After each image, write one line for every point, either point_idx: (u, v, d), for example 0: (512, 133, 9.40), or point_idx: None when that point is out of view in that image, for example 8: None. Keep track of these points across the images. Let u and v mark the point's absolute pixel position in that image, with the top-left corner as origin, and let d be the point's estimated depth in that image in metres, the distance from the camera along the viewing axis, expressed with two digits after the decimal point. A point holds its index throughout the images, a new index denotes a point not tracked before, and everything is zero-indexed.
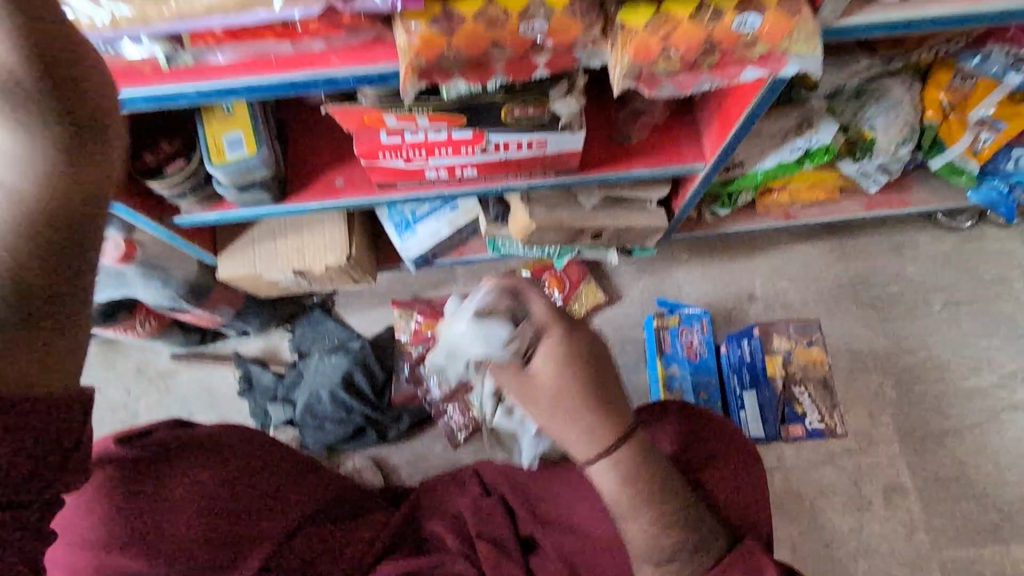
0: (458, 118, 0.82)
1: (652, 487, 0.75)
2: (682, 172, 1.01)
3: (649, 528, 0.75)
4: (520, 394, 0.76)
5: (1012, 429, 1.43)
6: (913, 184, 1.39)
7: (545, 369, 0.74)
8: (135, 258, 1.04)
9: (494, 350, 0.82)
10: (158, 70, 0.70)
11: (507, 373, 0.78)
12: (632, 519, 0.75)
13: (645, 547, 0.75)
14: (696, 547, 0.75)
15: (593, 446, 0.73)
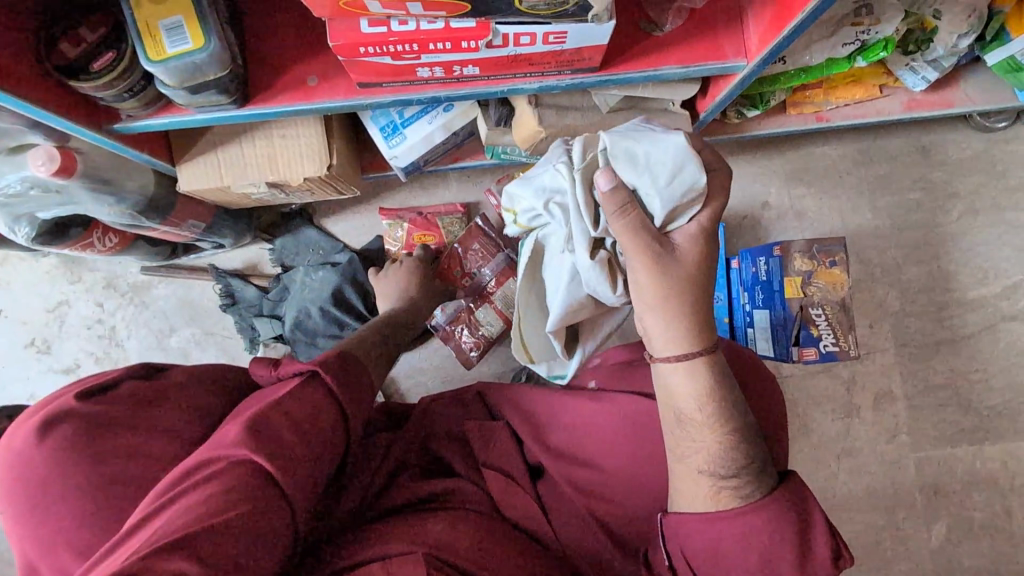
0: (459, 6, 0.66)
1: (729, 397, 0.71)
2: (720, 73, 0.86)
3: (721, 437, 0.70)
4: (647, 268, 0.71)
5: (1006, 338, 1.44)
6: (959, 80, 1.24)
7: (691, 251, 0.71)
8: (76, 172, 0.88)
9: (671, 171, 0.69)
10: None
11: (673, 197, 0.70)
12: (705, 429, 0.70)
13: (712, 457, 0.69)
14: (760, 467, 0.69)
15: (691, 342, 0.71)
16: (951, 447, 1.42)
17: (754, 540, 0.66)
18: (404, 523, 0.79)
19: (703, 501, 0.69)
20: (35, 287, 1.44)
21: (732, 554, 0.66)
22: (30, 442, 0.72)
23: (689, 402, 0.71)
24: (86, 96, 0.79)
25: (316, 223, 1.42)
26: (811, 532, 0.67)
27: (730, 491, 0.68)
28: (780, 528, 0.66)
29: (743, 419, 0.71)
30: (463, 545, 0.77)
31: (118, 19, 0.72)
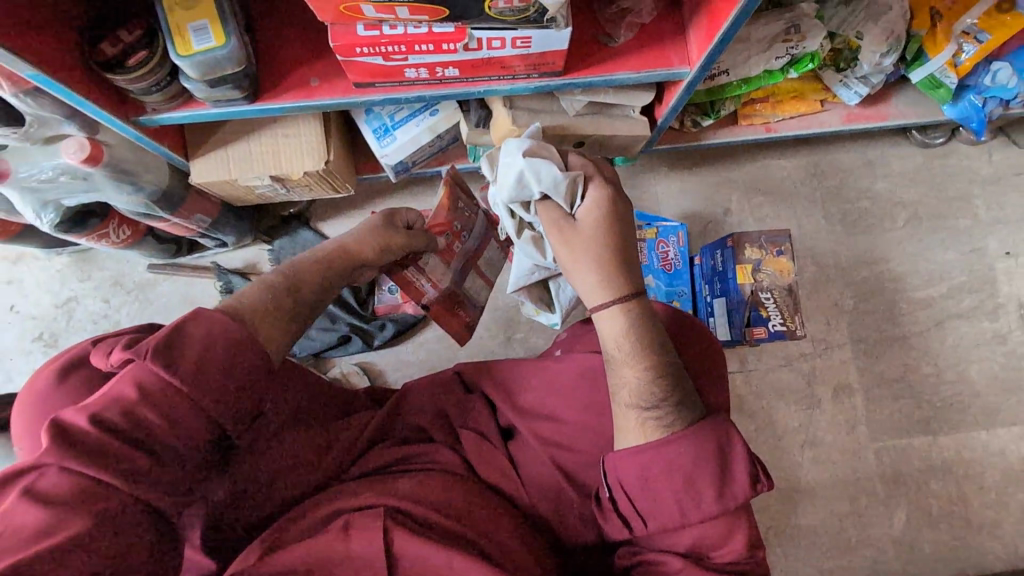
0: (440, 11, 0.79)
1: (647, 338, 0.82)
2: (667, 78, 0.99)
3: (643, 373, 0.80)
4: (554, 243, 0.87)
5: (953, 334, 1.55)
6: (892, 97, 1.39)
7: (587, 222, 0.86)
8: (102, 161, 0.99)
9: (540, 172, 0.88)
10: None
11: (552, 187, 0.87)
12: (629, 366, 0.81)
13: (637, 391, 0.79)
14: (680, 401, 0.79)
15: (605, 289, 0.83)
16: (907, 437, 1.50)
17: (676, 467, 0.75)
18: (376, 481, 0.89)
19: (632, 436, 0.79)
20: (46, 285, 1.53)
21: (659, 481, 0.75)
22: (49, 382, 0.77)
23: (615, 344, 0.81)
24: (118, 90, 0.90)
25: (313, 225, 1.54)
26: (728, 468, 0.76)
27: (654, 422, 0.78)
28: (700, 457, 0.75)
29: (665, 360, 0.81)
30: (430, 497, 0.86)
31: (152, 24, 0.85)
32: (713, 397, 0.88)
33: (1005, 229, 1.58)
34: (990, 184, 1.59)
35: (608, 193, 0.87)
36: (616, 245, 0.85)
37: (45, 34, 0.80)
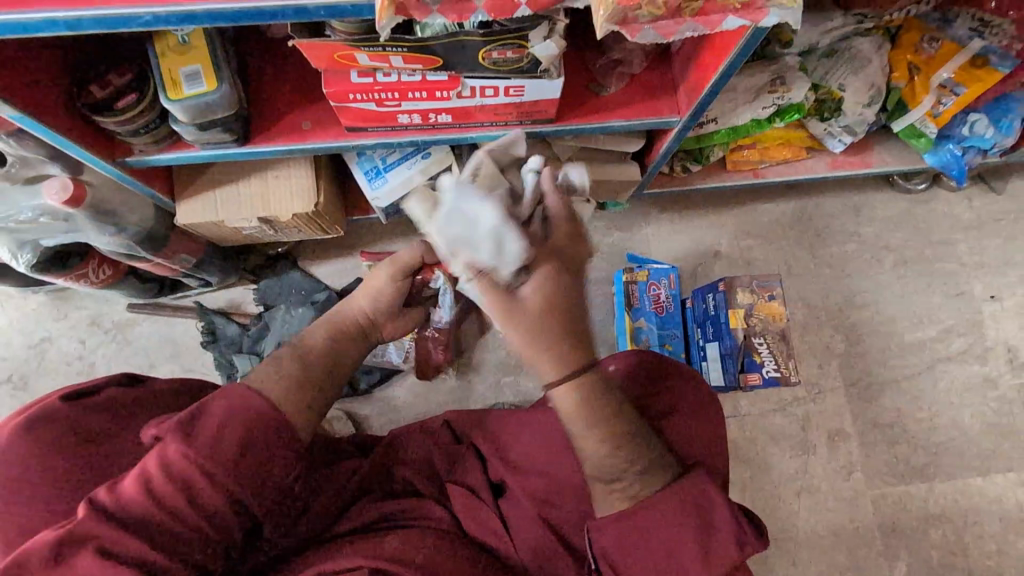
0: (435, 61, 0.79)
1: (606, 412, 0.76)
2: (658, 126, 1.01)
3: (608, 445, 0.75)
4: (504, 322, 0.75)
5: (944, 379, 1.54)
6: (875, 146, 1.43)
7: (536, 296, 0.74)
8: (84, 202, 0.97)
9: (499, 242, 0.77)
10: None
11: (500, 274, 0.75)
12: (596, 434, 0.77)
13: (599, 464, 0.76)
14: (646, 467, 0.76)
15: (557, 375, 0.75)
16: (904, 485, 1.48)
17: (657, 530, 0.73)
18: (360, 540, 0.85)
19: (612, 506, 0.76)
20: (20, 324, 1.48)
21: (639, 547, 0.73)
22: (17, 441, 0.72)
23: (575, 416, 0.76)
24: (105, 131, 0.89)
25: (301, 265, 1.51)
26: (713, 527, 0.73)
27: (622, 491, 0.75)
28: (679, 520, 0.73)
29: (631, 424, 0.77)
30: (418, 555, 0.82)
31: (144, 68, 0.85)
32: (712, 453, 0.85)
33: (989, 273, 1.60)
34: (973, 230, 1.63)
35: (574, 253, 0.79)
36: (574, 311, 0.76)
37: (37, 78, 0.79)
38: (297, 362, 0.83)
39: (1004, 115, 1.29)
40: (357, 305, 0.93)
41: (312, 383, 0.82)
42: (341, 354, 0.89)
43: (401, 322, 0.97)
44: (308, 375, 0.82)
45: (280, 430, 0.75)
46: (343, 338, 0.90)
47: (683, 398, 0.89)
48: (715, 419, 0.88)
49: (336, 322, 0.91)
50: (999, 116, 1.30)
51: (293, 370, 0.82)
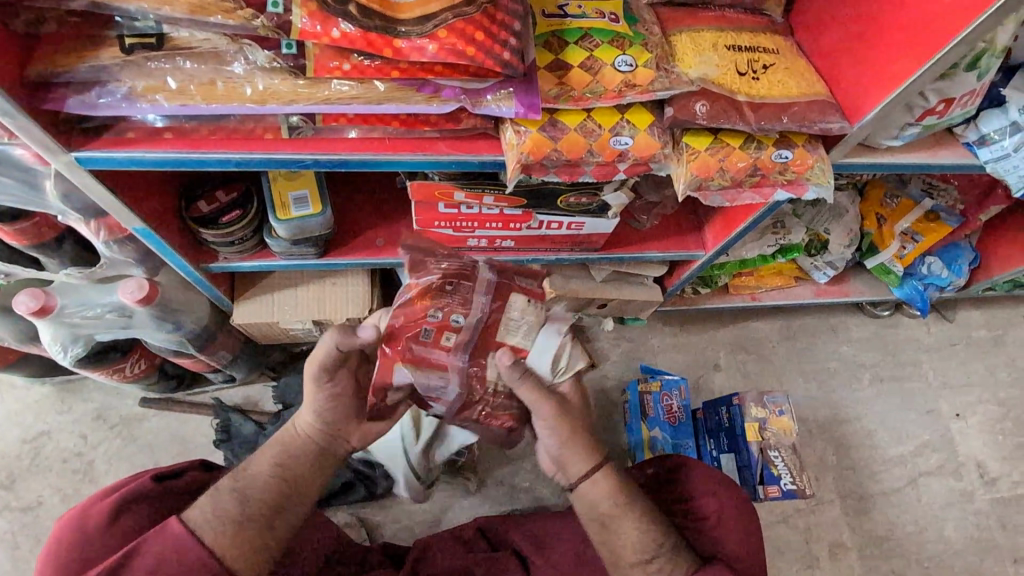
0: (518, 200, 0.91)
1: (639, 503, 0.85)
2: (686, 257, 1.15)
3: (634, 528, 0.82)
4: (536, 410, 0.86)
5: (927, 492, 1.65)
6: (851, 277, 1.64)
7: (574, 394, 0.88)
8: (154, 301, 1.00)
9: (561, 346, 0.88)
10: (224, 137, 0.68)
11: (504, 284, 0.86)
12: (624, 521, 0.83)
13: (636, 543, 0.82)
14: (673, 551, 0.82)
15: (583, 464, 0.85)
16: None
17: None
18: None
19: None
20: (18, 417, 1.41)
21: None
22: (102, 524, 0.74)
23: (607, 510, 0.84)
24: (199, 240, 0.96)
25: None
26: None
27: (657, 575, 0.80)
28: None
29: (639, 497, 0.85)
30: None
31: (248, 188, 0.93)
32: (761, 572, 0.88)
33: (952, 392, 1.78)
34: (933, 353, 1.83)
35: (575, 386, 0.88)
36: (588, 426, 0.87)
37: (155, 196, 0.87)
38: (236, 497, 0.74)
39: (954, 259, 1.53)
40: (302, 422, 0.81)
41: (257, 516, 0.74)
42: (290, 483, 0.78)
43: (371, 425, 0.84)
44: (248, 514, 0.73)
45: (243, 559, 0.71)
46: (287, 464, 0.79)
47: (707, 499, 0.92)
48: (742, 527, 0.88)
49: (285, 444, 0.80)
50: (952, 260, 1.54)
51: (232, 506, 0.73)
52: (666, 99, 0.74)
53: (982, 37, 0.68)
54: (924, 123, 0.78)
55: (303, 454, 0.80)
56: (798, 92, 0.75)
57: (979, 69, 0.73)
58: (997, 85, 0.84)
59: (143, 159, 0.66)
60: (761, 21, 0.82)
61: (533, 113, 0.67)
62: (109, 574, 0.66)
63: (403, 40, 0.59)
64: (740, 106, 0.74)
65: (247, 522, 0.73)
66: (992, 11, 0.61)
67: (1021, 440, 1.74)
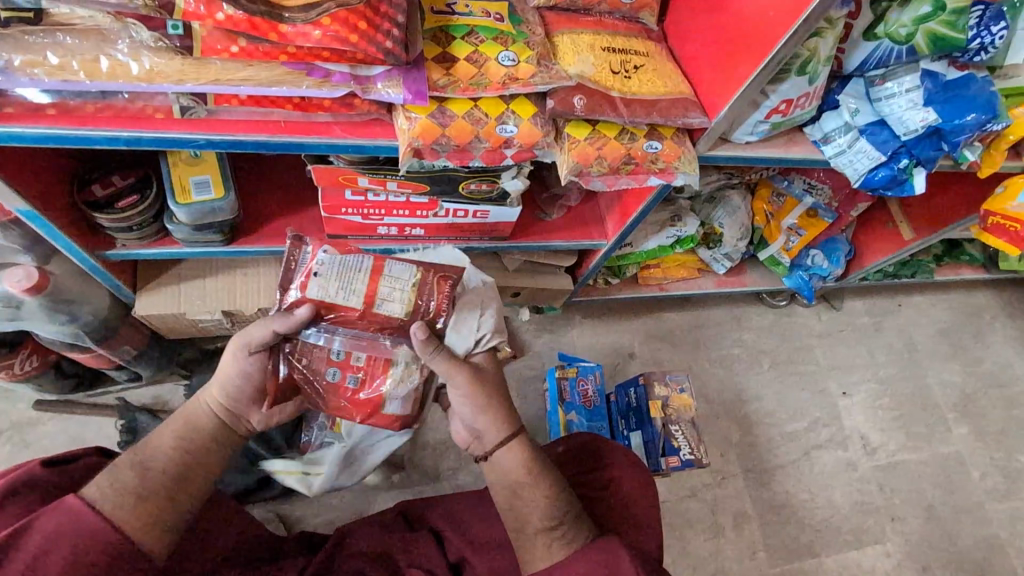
0: (422, 186, 0.96)
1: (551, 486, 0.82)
2: (590, 246, 1.22)
3: (508, 447, 0.84)
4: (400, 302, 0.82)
5: (818, 463, 1.82)
6: (748, 269, 1.79)
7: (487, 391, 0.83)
8: (45, 290, 0.97)
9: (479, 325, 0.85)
10: (110, 115, 0.69)
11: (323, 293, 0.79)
12: (536, 489, 0.81)
13: (543, 512, 0.80)
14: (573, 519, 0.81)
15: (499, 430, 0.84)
16: (798, 561, 1.69)
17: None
18: None
19: (539, 561, 0.78)
20: None
21: None
22: None
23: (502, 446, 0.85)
24: (95, 226, 0.94)
25: None
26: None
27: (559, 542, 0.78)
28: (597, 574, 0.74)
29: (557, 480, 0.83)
30: None
31: (147, 173, 0.93)
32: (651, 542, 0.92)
33: (840, 373, 1.98)
34: (823, 338, 2.02)
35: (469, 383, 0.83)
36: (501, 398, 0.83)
37: (46, 179, 0.86)
38: (137, 469, 0.72)
39: (833, 251, 1.71)
40: (210, 399, 0.80)
41: (157, 488, 0.72)
42: (192, 457, 0.77)
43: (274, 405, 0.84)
44: (148, 485, 0.72)
45: (146, 527, 0.70)
46: (192, 436, 0.78)
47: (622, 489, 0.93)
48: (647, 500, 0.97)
49: (189, 420, 0.79)
50: (831, 252, 1.72)
51: (130, 479, 0.71)
52: (548, 92, 0.81)
53: (807, 44, 0.79)
54: (772, 121, 0.89)
55: (205, 428, 0.79)
56: (664, 91, 0.85)
57: (810, 74, 0.85)
58: (833, 92, 0.97)
59: (24, 133, 0.67)
60: (637, 28, 0.91)
61: (422, 101, 0.73)
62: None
63: (287, 26, 0.63)
64: (614, 101, 0.82)
65: (146, 493, 0.71)
66: (805, 22, 0.71)
67: (896, 413, 1.95)
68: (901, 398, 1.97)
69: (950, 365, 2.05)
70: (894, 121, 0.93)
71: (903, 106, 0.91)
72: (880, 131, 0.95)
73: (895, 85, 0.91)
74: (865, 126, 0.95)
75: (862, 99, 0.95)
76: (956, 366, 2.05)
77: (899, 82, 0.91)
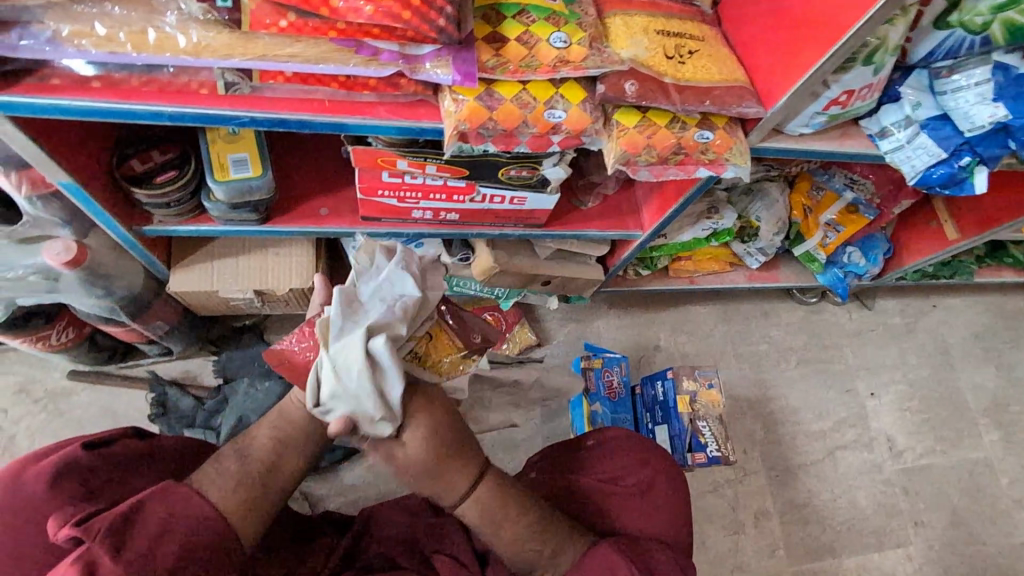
0: (461, 171, 0.94)
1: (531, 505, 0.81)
2: (625, 237, 1.19)
3: (478, 490, 0.78)
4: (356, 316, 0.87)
5: (842, 464, 1.79)
6: (781, 264, 1.74)
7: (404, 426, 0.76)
8: (83, 264, 0.97)
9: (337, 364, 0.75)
10: (155, 90, 0.68)
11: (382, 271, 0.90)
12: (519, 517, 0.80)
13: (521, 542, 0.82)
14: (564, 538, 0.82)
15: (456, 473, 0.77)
16: (818, 561, 1.67)
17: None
18: None
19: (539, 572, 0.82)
20: None
21: None
22: (33, 486, 0.71)
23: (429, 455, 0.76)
24: (133, 201, 0.94)
25: (266, 339, 1.45)
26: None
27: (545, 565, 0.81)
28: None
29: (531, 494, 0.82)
30: None
31: (185, 149, 0.92)
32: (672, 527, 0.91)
33: (869, 373, 1.93)
34: (854, 337, 1.97)
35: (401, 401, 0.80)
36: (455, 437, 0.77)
37: (89, 153, 0.86)
38: (235, 458, 0.75)
39: (871, 249, 1.66)
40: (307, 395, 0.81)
41: (253, 477, 0.74)
42: (284, 448, 0.78)
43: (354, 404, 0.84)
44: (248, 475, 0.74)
45: (243, 516, 0.72)
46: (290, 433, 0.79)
47: (634, 469, 0.95)
48: (674, 490, 0.94)
49: (285, 413, 0.80)
50: (869, 250, 1.67)
51: (231, 466, 0.74)
52: (598, 77, 0.78)
53: (876, 31, 0.75)
54: (830, 113, 0.86)
55: (296, 417, 0.79)
56: (718, 78, 0.81)
57: (875, 64, 0.80)
58: (896, 83, 0.91)
59: (70, 106, 0.65)
60: (691, 10, 0.87)
61: (470, 82, 0.70)
62: (110, 535, 0.65)
63: (339, 1, 0.61)
64: (667, 87, 0.79)
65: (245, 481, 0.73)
66: (880, 8, 0.67)
67: (925, 416, 1.90)
68: (931, 401, 1.93)
69: (984, 369, 1.99)
70: (958, 116, 0.88)
71: (970, 101, 0.87)
72: (943, 126, 0.90)
73: (963, 78, 0.87)
74: (926, 121, 0.90)
75: (926, 91, 0.90)
76: (990, 371, 1.99)
77: (969, 75, 0.86)
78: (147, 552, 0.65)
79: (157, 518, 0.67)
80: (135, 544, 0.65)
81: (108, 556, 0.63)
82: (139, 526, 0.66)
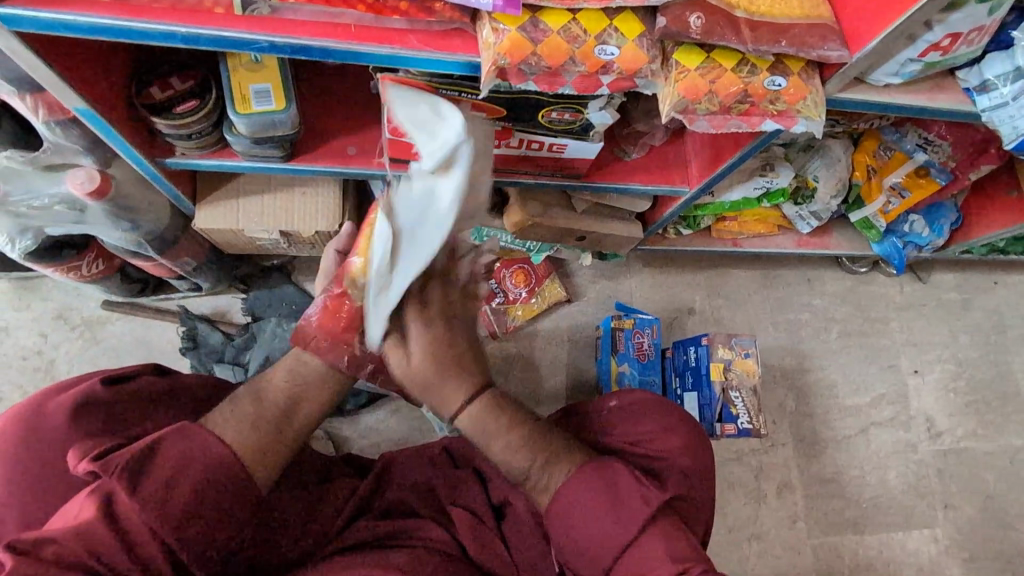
0: (498, 112, 0.86)
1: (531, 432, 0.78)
2: (669, 192, 1.10)
3: (471, 408, 0.77)
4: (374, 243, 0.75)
5: (875, 441, 1.73)
6: (834, 230, 1.62)
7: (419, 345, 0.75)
8: (107, 196, 0.95)
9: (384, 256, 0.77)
10: (165, 7, 0.62)
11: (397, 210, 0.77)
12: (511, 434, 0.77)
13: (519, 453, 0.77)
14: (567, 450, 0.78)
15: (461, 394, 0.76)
16: (838, 535, 1.64)
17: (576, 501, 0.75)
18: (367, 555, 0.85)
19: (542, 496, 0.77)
20: None
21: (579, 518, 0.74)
22: (57, 420, 0.73)
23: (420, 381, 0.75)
24: (154, 132, 0.90)
25: (294, 279, 1.43)
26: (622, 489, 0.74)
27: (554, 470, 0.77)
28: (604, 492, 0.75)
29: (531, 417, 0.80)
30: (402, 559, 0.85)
31: (206, 78, 0.87)
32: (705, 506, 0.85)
33: (914, 350, 1.83)
34: (903, 311, 1.85)
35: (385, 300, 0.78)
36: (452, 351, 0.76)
37: (106, 78, 0.82)
38: (247, 396, 0.74)
39: (937, 218, 1.52)
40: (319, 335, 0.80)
41: (267, 417, 0.73)
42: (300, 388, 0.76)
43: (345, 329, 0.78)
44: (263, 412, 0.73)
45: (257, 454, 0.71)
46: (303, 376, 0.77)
47: (663, 434, 0.89)
48: (694, 457, 0.87)
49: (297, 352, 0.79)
50: (934, 219, 1.53)
51: (246, 407, 0.73)
52: (659, 8, 0.68)
53: None
54: (927, 60, 0.74)
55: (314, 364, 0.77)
56: (800, 13, 0.70)
57: (991, 2, 0.69)
58: (1008, 27, 0.79)
59: (76, 22, 0.60)
60: None
61: (513, 9, 0.64)
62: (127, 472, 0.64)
63: None
64: (738, 22, 0.69)
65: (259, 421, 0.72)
66: None
67: (970, 398, 1.81)
68: (978, 382, 1.82)
69: None
70: None
71: None
72: None
73: None
74: None
75: None
76: None
77: None
78: (164, 489, 0.64)
79: (175, 455, 0.66)
80: (153, 481, 0.64)
81: (128, 491, 0.63)
82: (156, 465, 0.65)
